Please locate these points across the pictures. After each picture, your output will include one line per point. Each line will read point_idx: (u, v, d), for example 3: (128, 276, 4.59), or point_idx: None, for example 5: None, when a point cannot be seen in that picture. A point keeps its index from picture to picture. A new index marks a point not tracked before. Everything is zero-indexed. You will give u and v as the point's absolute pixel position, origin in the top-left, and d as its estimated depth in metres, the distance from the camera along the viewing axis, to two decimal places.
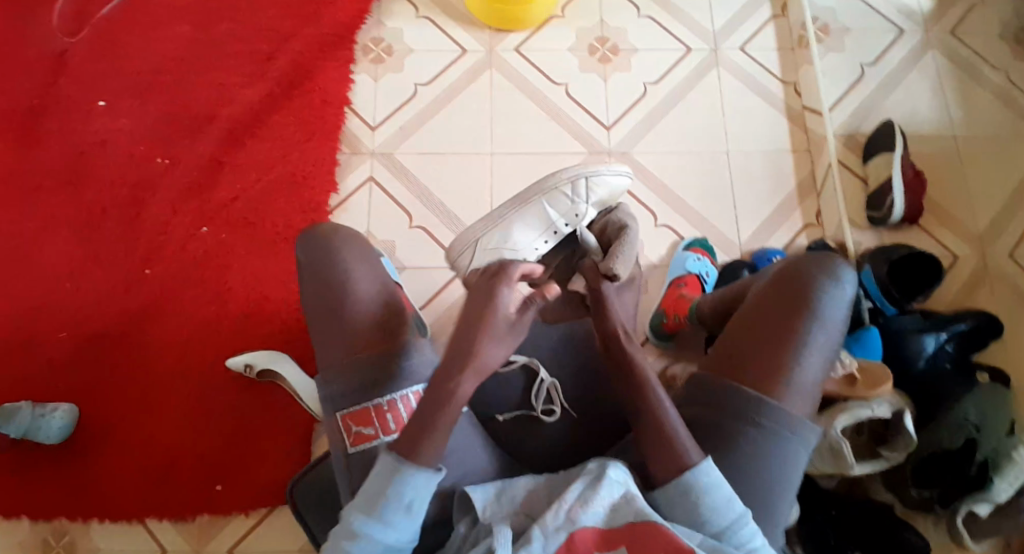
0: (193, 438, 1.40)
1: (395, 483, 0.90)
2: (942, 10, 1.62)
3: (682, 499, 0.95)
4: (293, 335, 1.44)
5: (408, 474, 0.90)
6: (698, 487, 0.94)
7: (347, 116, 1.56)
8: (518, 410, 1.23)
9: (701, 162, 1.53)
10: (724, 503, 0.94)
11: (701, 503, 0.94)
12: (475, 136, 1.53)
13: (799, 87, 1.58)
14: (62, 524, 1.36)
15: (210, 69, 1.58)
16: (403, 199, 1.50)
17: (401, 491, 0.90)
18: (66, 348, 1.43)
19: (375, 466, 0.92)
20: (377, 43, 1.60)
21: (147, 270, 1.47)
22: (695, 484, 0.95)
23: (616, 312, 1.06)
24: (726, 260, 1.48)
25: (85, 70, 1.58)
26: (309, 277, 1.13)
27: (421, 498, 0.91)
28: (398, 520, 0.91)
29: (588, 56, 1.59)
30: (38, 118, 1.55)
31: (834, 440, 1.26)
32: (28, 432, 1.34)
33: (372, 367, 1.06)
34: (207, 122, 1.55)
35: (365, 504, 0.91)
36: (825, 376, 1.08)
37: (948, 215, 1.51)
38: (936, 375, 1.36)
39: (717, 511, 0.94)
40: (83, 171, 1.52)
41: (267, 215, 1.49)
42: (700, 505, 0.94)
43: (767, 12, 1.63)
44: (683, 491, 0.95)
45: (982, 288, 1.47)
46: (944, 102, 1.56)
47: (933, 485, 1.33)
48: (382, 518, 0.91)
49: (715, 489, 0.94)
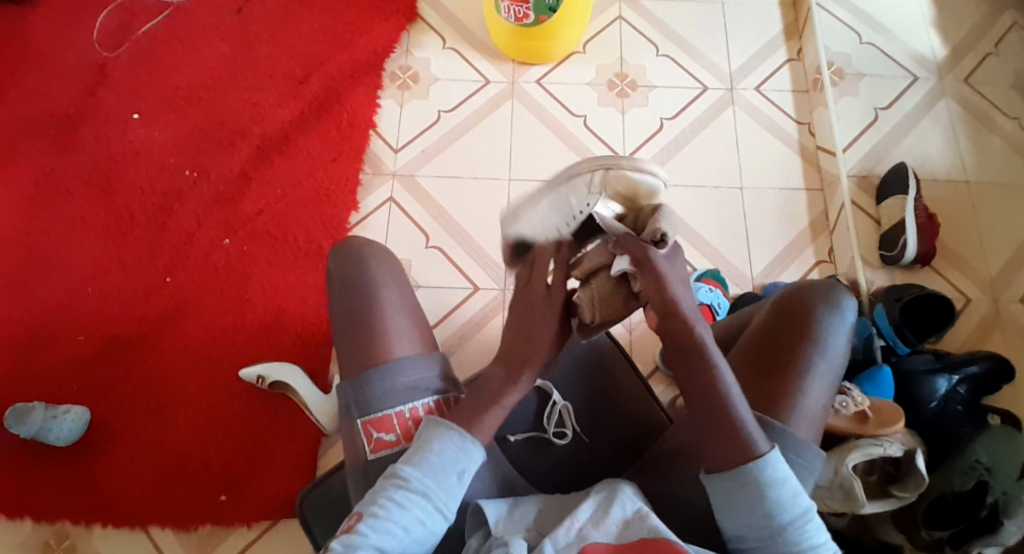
0: (202, 447, 1.42)
1: (451, 442, 0.98)
2: (956, 58, 1.65)
3: (749, 494, 0.94)
4: (307, 349, 1.46)
5: (467, 441, 0.98)
6: (767, 481, 0.94)
7: (372, 138, 1.60)
8: (531, 431, 1.25)
9: (716, 196, 1.56)
10: (790, 498, 0.94)
11: (769, 496, 0.94)
12: (493, 163, 1.57)
13: (813, 127, 1.61)
14: (65, 526, 1.38)
15: (242, 88, 1.63)
16: (422, 220, 1.53)
17: (455, 453, 0.97)
18: (85, 351, 1.45)
19: (425, 427, 1.00)
20: (404, 71, 1.65)
21: (169, 278, 1.50)
22: (763, 480, 0.94)
23: (680, 281, 0.94)
24: (738, 293, 1.50)
25: (122, 82, 1.63)
26: (337, 285, 1.15)
27: (470, 468, 0.98)
28: (445, 480, 0.96)
29: (607, 90, 1.63)
30: (73, 126, 1.59)
31: (845, 478, 1.24)
32: (37, 433, 1.37)
33: (396, 375, 1.07)
34: (236, 138, 1.59)
35: (416, 457, 0.98)
36: (828, 402, 1.08)
37: (959, 259, 1.52)
38: (947, 418, 1.37)
39: (782, 507, 0.94)
40: (113, 178, 1.56)
41: (289, 230, 1.52)
42: (765, 499, 0.94)
43: (783, 56, 1.67)
44: (746, 485, 0.94)
45: (994, 332, 1.48)
46: (957, 148, 1.58)
47: (944, 528, 1.30)
48: (431, 472, 0.96)
49: (781, 483, 0.94)
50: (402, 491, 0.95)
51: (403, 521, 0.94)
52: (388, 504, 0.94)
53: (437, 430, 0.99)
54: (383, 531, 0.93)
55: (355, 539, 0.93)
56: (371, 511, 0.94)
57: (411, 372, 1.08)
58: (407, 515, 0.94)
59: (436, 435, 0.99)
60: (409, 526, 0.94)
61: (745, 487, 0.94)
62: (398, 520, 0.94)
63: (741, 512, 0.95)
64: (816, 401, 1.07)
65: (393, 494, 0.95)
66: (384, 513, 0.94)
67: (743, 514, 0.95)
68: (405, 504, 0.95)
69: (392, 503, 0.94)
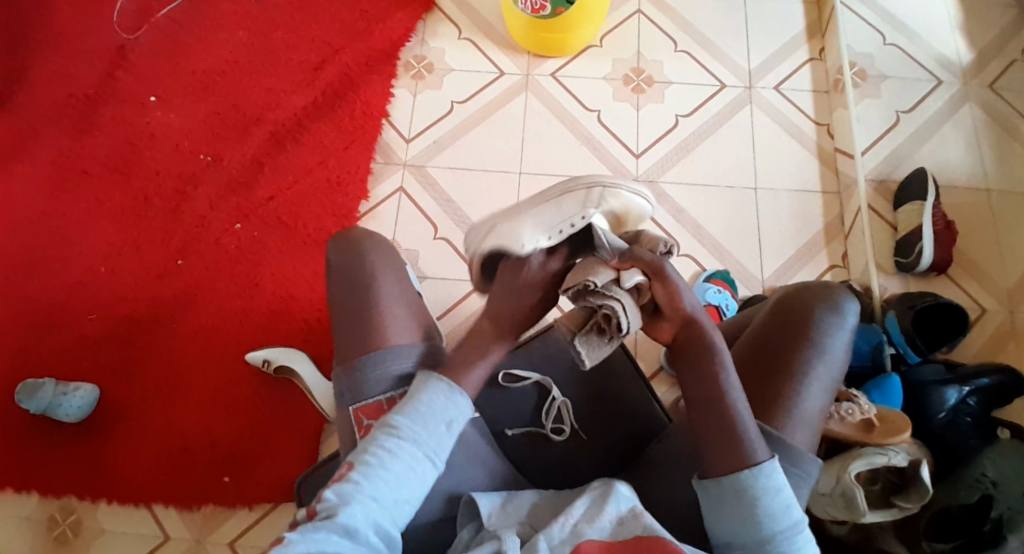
0: (207, 428, 1.43)
1: (440, 393, 1.01)
2: (982, 63, 1.59)
3: (739, 501, 0.93)
4: (314, 336, 1.48)
5: (455, 392, 1.01)
6: (762, 486, 0.93)
7: (384, 128, 1.59)
8: (529, 426, 1.23)
9: (730, 196, 1.54)
10: (783, 508, 0.93)
11: (760, 507, 0.92)
12: (504, 156, 1.56)
13: (832, 129, 1.59)
14: (71, 501, 1.41)
15: (259, 74, 1.63)
16: (431, 211, 1.53)
17: (444, 403, 1.00)
18: (96, 330, 1.47)
19: (417, 382, 1.03)
20: (419, 61, 1.64)
21: (180, 261, 1.51)
22: (761, 485, 0.93)
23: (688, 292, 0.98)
24: (748, 295, 1.48)
25: (140, 65, 1.64)
26: (336, 274, 1.15)
27: (458, 418, 1.01)
28: (434, 428, 0.99)
29: (622, 86, 1.61)
30: (92, 107, 1.61)
31: (847, 486, 1.23)
32: (47, 408, 1.40)
33: (389, 363, 1.07)
34: (251, 124, 1.60)
35: (407, 408, 1.00)
36: (825, 409, 1.06)
37: (977, 269, 1.49)
38: (955, 429, 1.34)
39: (773, 518, 0.92)
40: (129, 160, 1.58)
41: (299, 218, 1.53)
42: (756, 508, 0.93)
43: (805, 55, 1.64)
44: (738, 490, 0.93)
45: (1008, 346, 1.43)
46: (979, 155, 1.54)
47: (946, 540, 1.28)
48: (420, 421, 0.99)
49: (774, 494, 0.92)
50: (393, 440, 0.97)
51: (394, 468, 0.96)
52: (379, 453, 0.96)
53: (427, 384, 1.02)
54: (374, 478, 0.95)
55: (348, 488, 0.94)
56: (362, 460, 0.96)
57: (402, 361, 1.08)
58: (397, 462, 0.96)
59: (425, 387, 1.01)
60: (399, 474, 0.96)
61: (736, 494, 0.93)
62: (388, 468, 0.96)
63: (727, 516, 0.94)
64: (813, 407, 1.05)
65: (384, 443, 0.97)
66: (375, 462, 0.96)
67: (731, 524, 0.94)
68: (395, 452, 0.97)
69: (383, 451, 0.96)
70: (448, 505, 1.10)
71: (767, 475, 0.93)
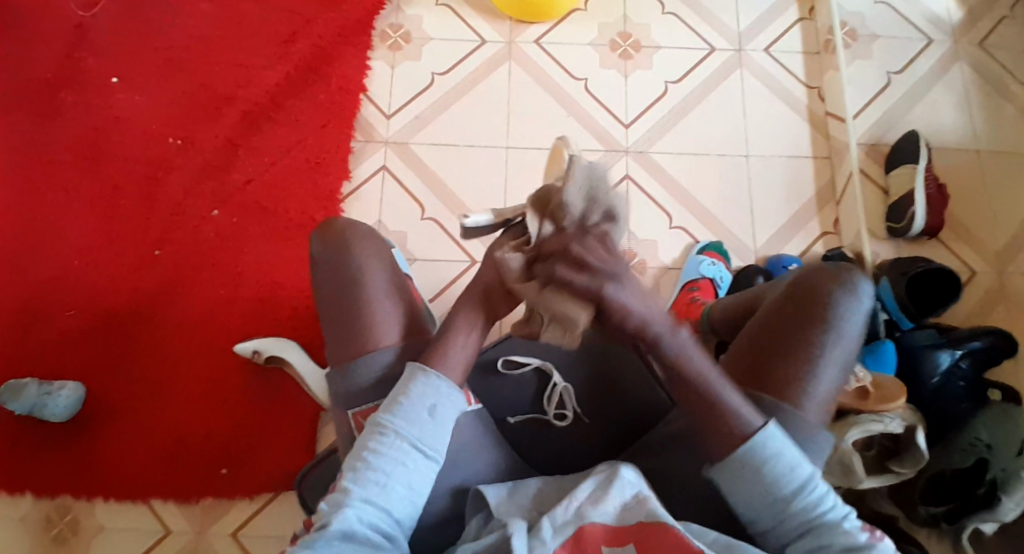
0: (199, 419, 1.38)
1: (419, 381, 0.96)
2: (972, 20, 1.58)
3: (747, 475, 0.90)
4: (301, 324, 1.42)
5: (432, 376, 0.97)
6: (763, 454, 0.90)
7: (363, 103, 1.54)
8: (531, 412, 1.21)
9: (722, 163, 1.52)
10: (788, 471, 0.89)
11: (764, 473, 0.89)
12: (489, 131, 1.51)
13: (823, 91, 1.56)
14: (66, 500, 1.35)
15: (228, 49, 1.56)
16: (417, 190, 1.49)
17: (423, 389, 0.96)
18: (73, 325, 1.42)
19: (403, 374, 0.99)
20: (395, 30, 1.58)
21: (157, 251, 1.46)
22: (763, 453, 0.90)
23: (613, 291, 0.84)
24: (741, 265, 1.46)
25: (102, 45, 1.57)
26: (322, 269, 1.10)
27: (441, 402, 0.96)
28: (417, 417, 0.95)
29: (610, 52, 1.57)
30: (54, 91, 1.54)
31: (845, 453, 1.23)
32: (34, 408, 1.34)
33: (380, 368, 1.04)
34: (223, 103, 1.53)
35: (388, 404, 0.96)
36: (838, 388, 1.02)
37: (967, 232, 1.48)
38: (948, 394, 1.33)
39: (783, 481, 0.89)
40: (97, 147, 1.51)
41: (280, 200, 1.48)
42: (766, 474, 0.90)
43: (794, 15, 1.61)
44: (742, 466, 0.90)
45: (998, 307, 1.43)
46: (968, 115, 1.52)
47: (940, 503, 1.29)
48: (402, 413, 0.95)
49: (778, 457, 0.90)
50: (378, 438, 0.94)
51: (384, 466, 0.92)
52: (367, 455, 0.93)
53: (405, 375, 0.97)
54: (365, 481, 0.91)
55: (341, 495, 0.91)
56: (352, 465, 0.93)
57: (391, 363, 1.05)
58: (386, 460, 0.92)
59: (403, 379, 0.97)
60: (390, 470, 0.92)
61: (741, 470, 0.90)
62: (378, 467, 0.92)
63: (740, 495, 0.91)
64: (826, 389, 1.02)
65: (370, 443, 0.93)
66: (364, 464, 0.92)
67: (749, 499, 0.91)
68: (382, 449, 0.93)
69: (370, 452, 0.93)
70: (454, 498, 1.05)
71: (766, 441, 0.90)
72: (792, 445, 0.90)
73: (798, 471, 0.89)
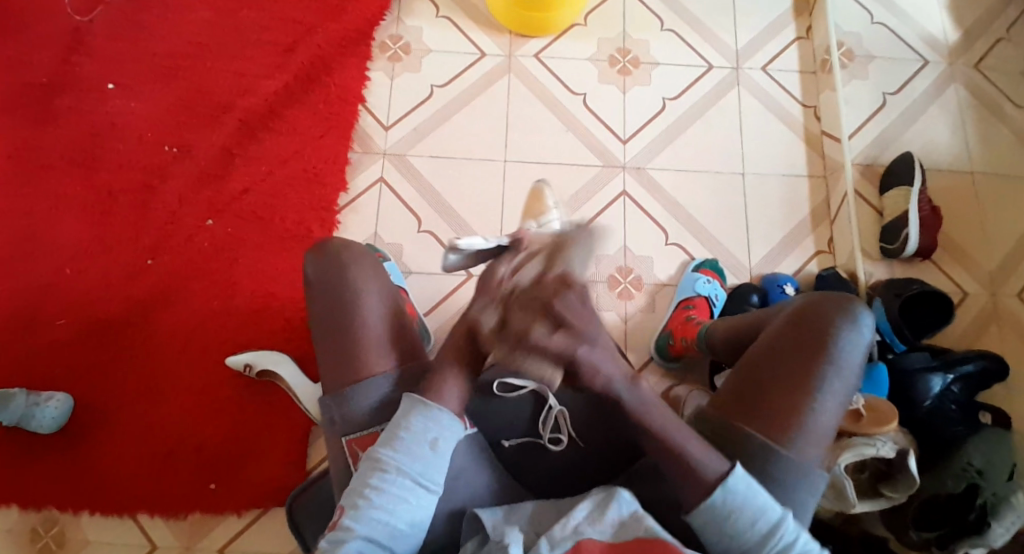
0: (188, 433, 1.36)
1: (418, 415, 0.99)
2: (968, 42, 1.60)
3: (717, 527, 0.92)
4: (295, 335, 1.41)
5: (433, 409, 0.99)
6: (729, 504, 0.92)
7: (361, 114, 1.53)
8: (526, 436, 1.19)
9: (718, 181, 1.52)
10: (754, 519, 0.91)
11: (732, 522, 0.91)
12: (488, 144, 1.51)
13: (819, 111, 1.57)
14: (52, 512, 1.33)
15: (224, 57, 1.55)
16: (413, 202, 1.48)
17: (424, 423, 0.98)
18: (62, 335, 1.39)
19: (399, 407, 1.01)
20: (395, 41, 1.57)
21: (150, 260, 1.44)
22: (730, 503, 0.92)
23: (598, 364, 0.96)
24: (736, 283, 1.47)
25: (97, 49, 1.55)
26: (317, 291, 1.10)
27: (442, 434, 0.98)
28: (418, 452, 0.97)
29: (608, 67, 1.57)
30: (47, 95, 1.52)
31: (836, 477, 1.22)
32: (20, 420, 1.32)
33: (376, 394, 1.05)
34: (219, 111, 1.52)
35: (388, 438, 0.98)
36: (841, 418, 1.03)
37: (961, 252, 1.49)
38: (940, 416, 1.35)
39: (753, 524, 0.91)
40: (90, 153, 1.49)
41: (276, 211, 1.46)
42: (735, 521, 0.91)
43: (792, 33, 1.62)
44: (715, 513, 0.92)
45: (990, 327, 1.45)
46: (963, 137, 1.54)
47: (933, 528, 1.28)
48: (403, 448, 0.97)
49: (750, 502, 0.92)
50: (380, 475, 0.96)
51: (387, 503, 0.94)
52: (369, 492, 0.95)
53: (403, 408, 1.00)
54: (368, 518, 0.94)
55: (342, 532, 0.93)
56: (353, 503, 0.95)
57: (386, 390, 1.06)
58: (388, 496, 0.95)
59: (402, 412, 0.99)
60: (393, 507, 0.94)
61: (710, 521, 0.92)
62: (381, 504, 0.94)
63: (713, 540, 0.93)
64: (828, 418, 1.02)
65: (372, 480, 0.96)
66: (367, 502, 0.95)
67: (723, 548, 0.93)
68: (384, 486, 0.95)
69: (372, 489, 0.95)
70: (452, 524, 1.05)
71: (730, 491, 0.92)
72: (759, 489, 0.93)
73: (766, 515, 0.91)
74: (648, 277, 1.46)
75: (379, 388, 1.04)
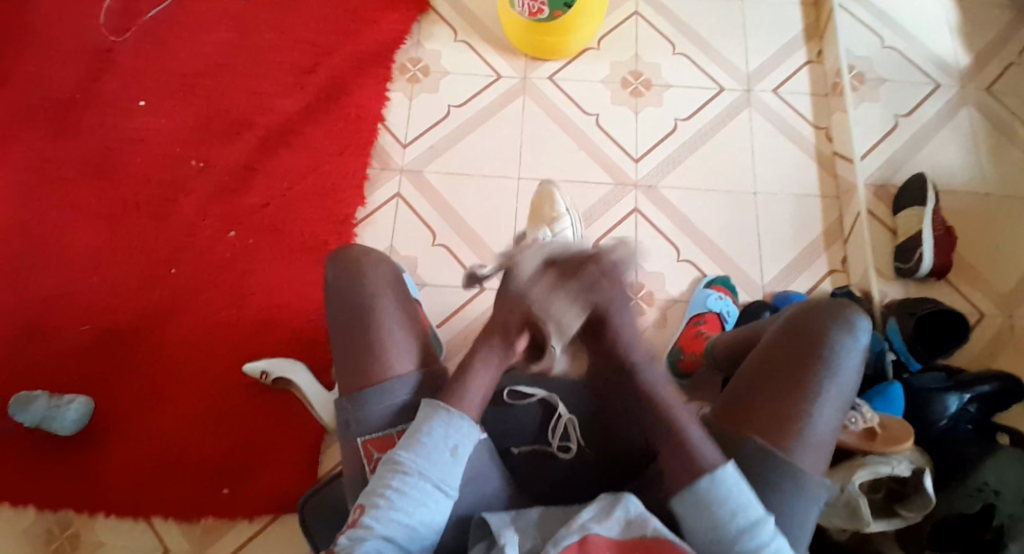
0: (203, 438, 1.39)
1: (439, 420, 1.02)
2: (979, 65, 1.61)
3: (698, 514, 0.94)
4: (310, 343, 1.44)
5: (454, 417, 1.02)
6: (714, 495, 0.94)
7: (380, 132, 1.58)
8: (533, 444, 1.20)
9: (730, 201, 1.53)
10: (733, 512, 0.93)
11: (712, 509, 0.93)
12: (502, 161, 1.54)
13: (830, 132, 1.58)
14: (68, 515, 1.35)
15: (251, 77, 1.61)
16: (428, 216, 1.51)
17: (444, 430, 1.01)
18: (86, 340, 1.44)
19: (419, 412, 1.04)
20: (414, 64, 1.63)
21: (173, 269, 1.48)
22: (711, 494, 0.94)
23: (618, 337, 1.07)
24: (749, 301, 1.47)
25: (130, 70, 1.63)
26: (336, 297, 1.13)
27: (463, 442, 1.01)
28: (439, 458, 0.99)
29: (620, 89, 1.61)
30: (80, 112, 1.59)
31: (850, 496, 1.21)
32: (41, 421, 1.35)
33: (395, 397, 1.07)
34: (244, 129, 1.58)
35: (408, 442, 1.01)
36: (840, 423, 1.03)
37: (976, 273, 1.48)
38: (958, 436, 1.32)
39: (728, 520, 0.92)
40: (119, 167, 1.55)
41: (295, 223, 1.51)
42: (714, 517, 0.93)
43: (802, 57, 1.64)
44: (698, 501, 0.94)
45: (1007, 349, 1.43)
46: (976, 158, 1.54)
47: (949, 551, 1.25)
48: (424, 453, 0.99)
49: (731, 497, 0.93)
50: (401, 478, 0.98)
51: (407, 506, 0.97)
52: (389, 494, 0.97)
53: (423, 413, 1.03)
54: (388, 519, 0.96)
55: (362, 531, 0.95)
56: (373, 503, 0.97)
57: (403, 393, 1.08)
58: (408, 499, 0.97)
59: (422, 417, 1.02)
60: (412, 510, 0.96)
61: (692, 504, 0.95)
62: (400, 507, 0.96)
63: (698, 530, 0.94)
64: (828, 424, 1.02)
65: (392, 482, 0.98)
66: (387, 503, 0.96)
67: (698, 537, 0.94)
68: (405, 489, 0.97)
69: (393, 491, 0.97)
70: (457, 526, 1.04)
71: (716, 481, 0.94)
72: (743, 487, 0.94)
73: (745, 512, 0.93)
74: (659, 293, 1.48)
75: (396, 392, 1.06)
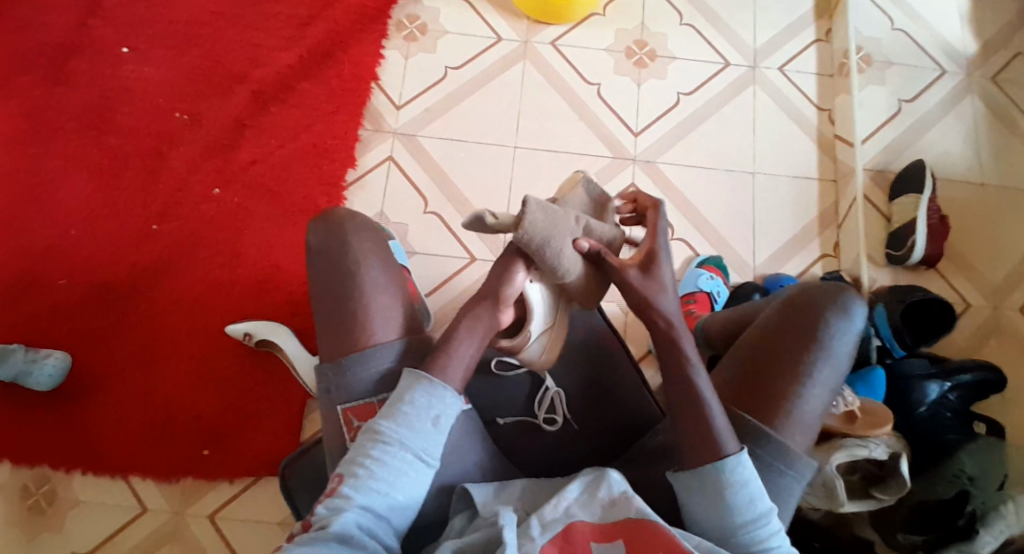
0: (184, 399, 1.37)
1: (421, 391, 0.97)
2: (987, 54, 1.59)
3: (708, 492, 0.92)
4: (297, 306, 1.41)
5: (436, 386, 0.98)
6: (732, 477, 0.91)
7: (373, 92, 1.53)
8: (521, 415, 1.16)
9: (726, 181, 1.52)
10: (748, 500, 0.91)
11: (726, 497, 0.91)
12: (499, 129, 1.51)
13: (833, 115, 1.56)
14: (46, 470, 1.34)
15: (241, 27, 1.55)
16: (422, 183, 1.48)
17: (427, 400, 0.97)
18: (65, 293, 1.41)
19: (400, 380, 0.99)
20: (412, 20, 1.57)
21: (155, 225, 1.44)
22: (732, 477, 0.91)
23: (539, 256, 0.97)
24: (740, 282, 1.46)
25: (114, 14, 1.56)
26: (320, 261, 1.09)
27: (446, 412, 0.97)
28: (420, 428, 0.96)
29: (625, 59, 1.57)
30: (61, 55, 1.53)
31: (827, 477, 1.18)
32: (18, 375, 1.33)
33: (377, 364, 1.04)
34: (232, 81, 1.52)
35: (390, 411, 0.97)
36: (827, 407, 1.03)
37: (965, 264, 1.48)
38: (935, 423, 1.32)
39: (737, 509, 0.91)
40: (101, 115, 1.50)
41: (283, 184, 1.47)
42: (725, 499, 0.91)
43: (811, 35, 1.61)
44: (711, 485, 0.92)
45: (990, 340, 1.44)
46: (976, 149, 1.53)
47: (920, 532, 1.26)
48: (406, 424, 0.96)
49: (743, 485, 0.91)
50: (380, 447, 0.95)
51: (387, 475, 0.94)
52: (369, 463, 0.95)
53: (406, 382, 0.98)
54: (367, 489, 0.93)
55: (340, 501, 0.93)
56: (352, 472, 0.95)
57: (388, 361, 1.04)
58: (388, 469, 0.94)
59: (403, 386, 0.98)
60: (392, 480, 0.94)
61: (704, 485, 0.92)
62: (380, 476, 0.94)
63: (704, 504, 0.93)
64: (815, 407, 1.02)
65: (372, 452, 0.95)
66: (366, 472, 0.94)
67: (700, 514, 0.93)
68: (385, 459, 0.95)
69: (372, 461, 0.95)
70: (438, 496, 1.02)
71: (735, 469, 0.91)
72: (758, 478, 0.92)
73: (756, 504, 0.91)
74: None
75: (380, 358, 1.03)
